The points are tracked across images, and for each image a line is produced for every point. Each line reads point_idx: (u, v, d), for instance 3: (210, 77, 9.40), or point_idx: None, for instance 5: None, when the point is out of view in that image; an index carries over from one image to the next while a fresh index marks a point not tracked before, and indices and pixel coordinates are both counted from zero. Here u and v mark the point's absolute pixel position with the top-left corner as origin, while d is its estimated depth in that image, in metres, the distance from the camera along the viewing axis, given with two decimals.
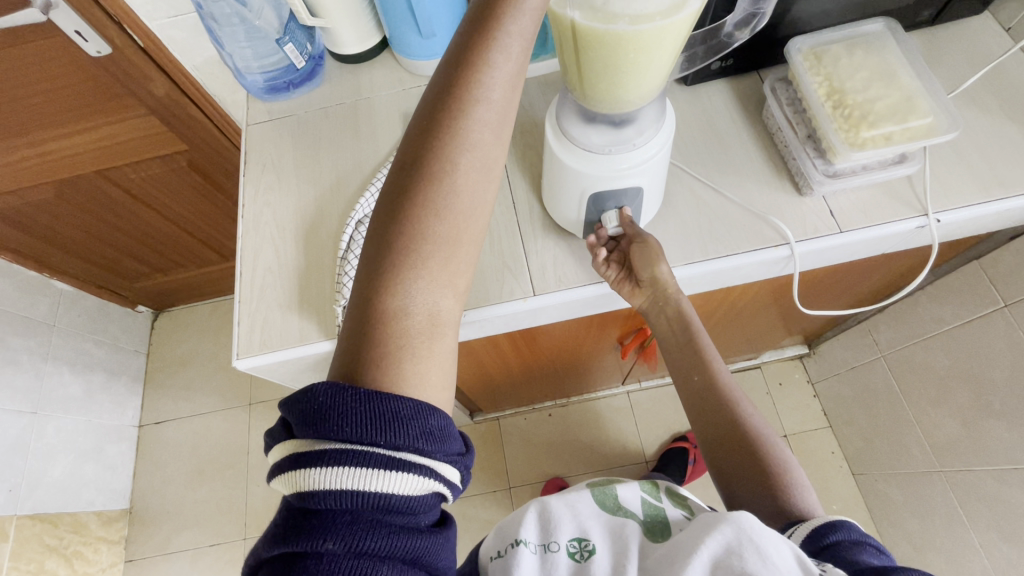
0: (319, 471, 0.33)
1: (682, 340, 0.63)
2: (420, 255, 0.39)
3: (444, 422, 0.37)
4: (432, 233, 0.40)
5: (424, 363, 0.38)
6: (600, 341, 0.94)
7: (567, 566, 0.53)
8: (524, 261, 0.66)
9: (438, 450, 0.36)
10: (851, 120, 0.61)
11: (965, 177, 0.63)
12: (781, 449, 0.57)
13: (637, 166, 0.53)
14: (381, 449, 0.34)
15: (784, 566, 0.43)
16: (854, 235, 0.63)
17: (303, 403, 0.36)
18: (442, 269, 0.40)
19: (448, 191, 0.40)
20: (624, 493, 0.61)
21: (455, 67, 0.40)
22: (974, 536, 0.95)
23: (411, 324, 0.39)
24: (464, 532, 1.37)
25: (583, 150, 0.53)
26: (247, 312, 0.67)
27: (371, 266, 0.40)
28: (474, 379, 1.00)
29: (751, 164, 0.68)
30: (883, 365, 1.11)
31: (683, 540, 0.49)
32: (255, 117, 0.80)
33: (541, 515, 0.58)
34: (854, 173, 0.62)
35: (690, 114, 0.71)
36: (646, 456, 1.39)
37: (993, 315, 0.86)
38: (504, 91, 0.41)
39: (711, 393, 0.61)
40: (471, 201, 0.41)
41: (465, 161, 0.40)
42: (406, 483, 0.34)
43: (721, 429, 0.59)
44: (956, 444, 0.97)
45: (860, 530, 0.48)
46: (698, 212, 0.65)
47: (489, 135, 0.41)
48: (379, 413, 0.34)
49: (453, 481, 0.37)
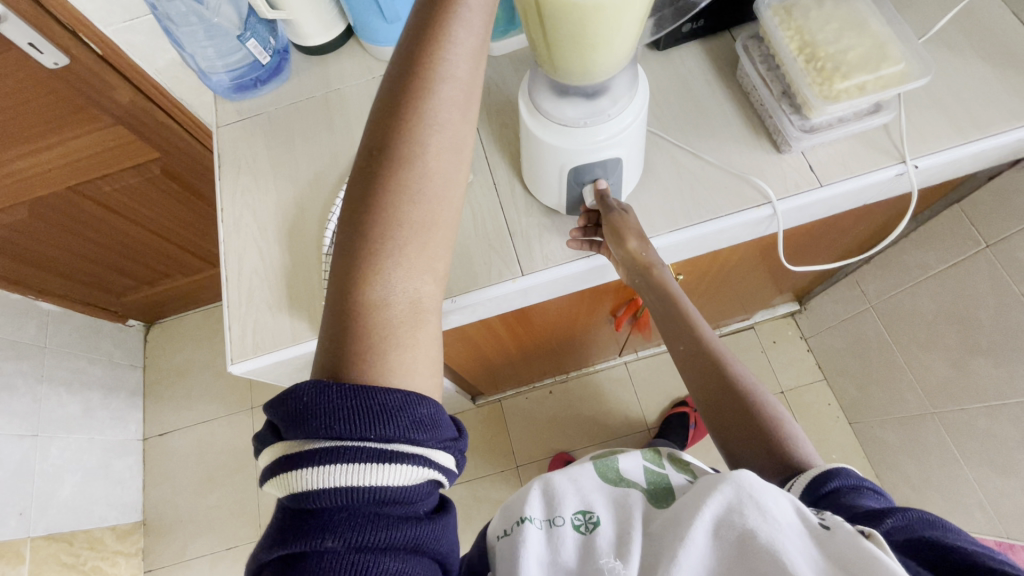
0: (311, 471, 0.33)
1: (664, 311, 0.64)
2: (394, 243, 0.39)
3: (433, 409, 0.37)
4: (407, 219, 0.39)
5: (411, 347, 0.39)
6: (594, 315, 0.95)
7: (574, 539, 0.54)
8: (511, 243, 0.66)
9: (430, 437, 0.36)
10: (824, 73, 0.59)
11: (941, 120, 0.64)
12: (772, 405, 0.58)
13: (614, 137, 0.53)
14: (372, 442, 0.34)
15: (782, 519, 0.44)
16: (834, 187, 0.63)
17: (288, 404, 0.36)
18: (420, 256, 0.40)
19: (420, 172, 0.39)
20: (626, 464, 0.63)
21: (414, 47, 0.39)
22: (968, 471, 0.98)
23: (394, 313, 0.39)
24: (476, 513, 1.40)
25: (559, 125, 0.53)
26: (237, 317, 0.67)
27: (347, 259, 0.39)
28: (474, 363, 1.02)
29: (728, 124, 0.67)
30: (872, 315, 1.13)
31: (685, 503, 0.50)
32: (225, 118, 0.79)
33: (545, 492, 0.59)
34: (831, 127, 0.62)
35: (665, 80, 0.71)
36: (649, 424, 1.42)
37: (976, 256, 0.84)
38: (468, 70, 0.40)
39: (700, 357, 0.62)
40: (444, 183, 0.40)
41: (434, 143, 0.40)
42: (401, 474, 0.34)
43: (714, 393, 0.60)
44: (944, 386, 0.99)
45: (856, 475, 0.50)
46: (679, 178, 0.66)
47: (457, 114, 0.40)
48: (367, 408, 0.35)
49: (448, 467, 0.38)
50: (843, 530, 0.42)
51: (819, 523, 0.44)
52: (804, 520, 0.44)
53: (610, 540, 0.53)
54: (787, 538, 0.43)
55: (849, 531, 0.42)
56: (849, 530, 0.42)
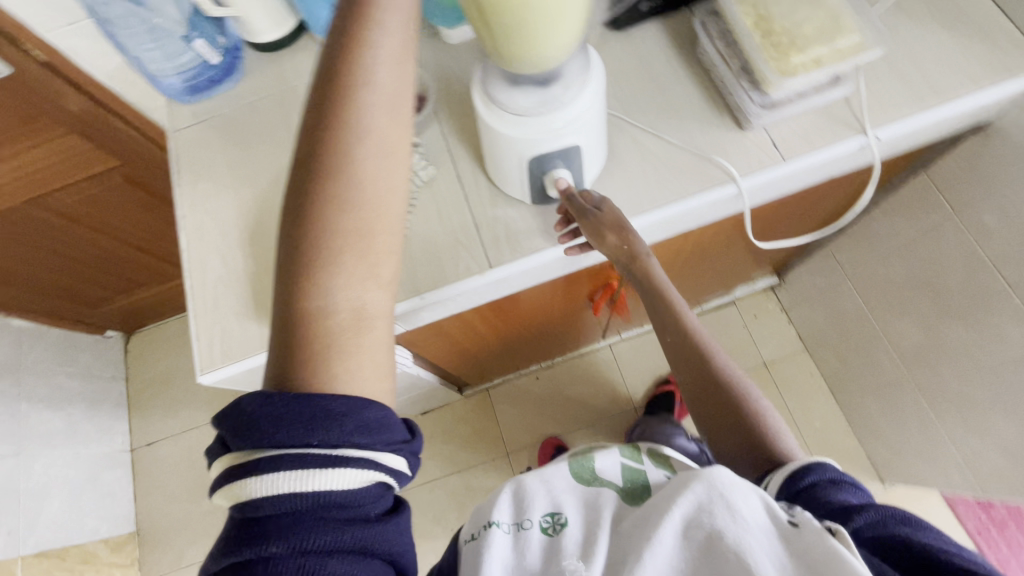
0: (255, 479, 0.34)
1: (651, 304, 0.67)
2: (331, 252, 0.38)
3: (381, 413, 0.37)
4: (343, 226, 0.38)
5: (356, 355, 0.38)
6: (571, 302, 0.95)
7: (539, 540, 0.54)
8: (477, 236, 0.65)
9: (378, 440, 0.37)
10: (781, 48, 0.60)
11: (901, 89, 0.63)
12: (754, 395, 0.62)
13: (570, 124, 0.52)
14: (315, 447, 0.35)
15: (750, 518, 0.45)
16: (796, 163, 0.63)
17: (232, 416, 0.36)
18: (360, 263, 0.39)
19: (352, 178, 0.39)
20: (602, 462, 0.64)
21: (335, 53, 0.39)
22: (944, 432, 1.00)
23: (337, 322, 0.38)
24: (470, 501, 1.41)
25: (514, 115, 0.52)
26: (203, 326, 0.65)
27: (287, 270, 0.39)
28: (455, 356, 1.02)
29: (691, 103, 0.67)
30: (848, 285, 1.14)
31: (657, 501, 0.51)
32: (179, 122, 0.77)
33: (515, 494, 0.60)
34: (789, 102, 0.62)
35: (625, 61, 0.70)
36: (636, 404, 1.44)
37: (944, 223, 0.85)
38: (393, 71, 0.39)
39: (686, 349, 0.65)
40: (381, 187, 0.40)
41: (364, 146, 0.39)
42: (346, 477, 0.35)
43: (699, 382, 0.64)
44: (918, 351, 1.01)
45: (837, 469, 0.52)
46: (643, 161, 0.65)
47: (386, 115, 0.39)
48: (309, 413, 0.35)
49: (399, 469, 0.38)
50: (810, 526, 0.44)
51: (788, 521, 0.45)
52: (774, 519, 0.46)
53: (576, 541, 0.53)
54: (756, 538, 0.44)
55: (815, 527, 0.44)
56: (815, 527, 0.43)
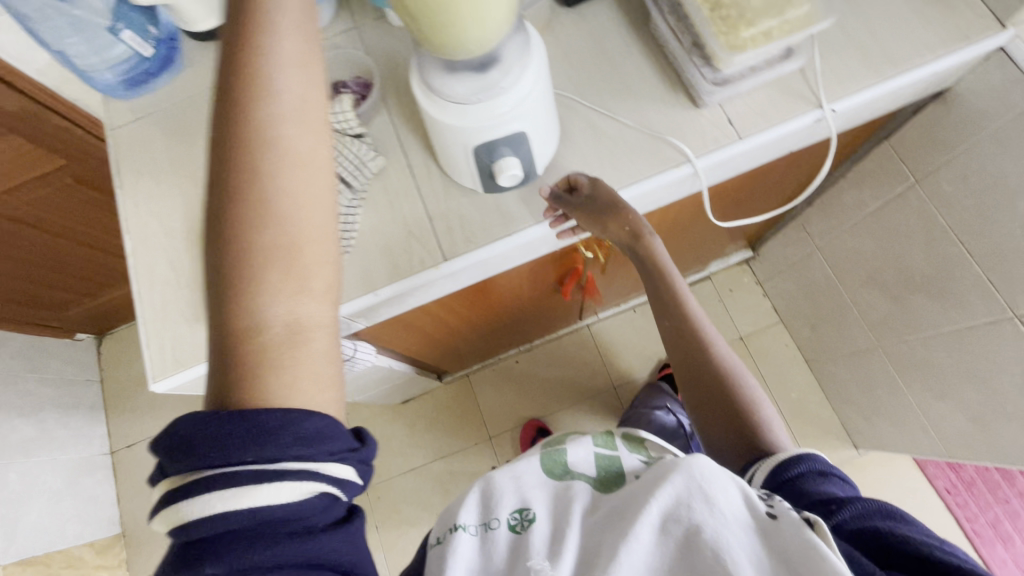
0: (190, 500, 0.33)
1: (653, 288, 0.72)
2: (259, 266, 0.38)
3: (321, 423, 0.36)
4: (268, 238, 0.38)
5: (295, 370, 0.37)
6: (540, 288, 0.94)
7: (506, 539, 0.54)
8: (430, 228, 0.63)
9: (319, 451, 0.35)
10: (729, 21, 0.57)
11: (856, 59, 0.62)
12: (748, 384, 0.67)
13: (511, 110, 0.50)
14: (255, 463, 0.34)
15: (727, 510, 0.45)
16: (752, 141, 0.61)
17: (165, 439, 0.35)
18: (291, 275, 0.38)
19: (272, 189, 0.38)
20: (574, 453, 0.63)
21: (235, 69, 0.39)
22: (912, 398, 1.02)
23: (271, 336, 0.37)
24: (455, 487, 1.42)
25: (453, 105, 0.50)
26: (153, 333, 0.64)
27: (217, 293, 0.38)
28: (427, 347, 1.01)
29: (645, 81, 0.65)
30: (818, 256, 1.14)
31: (636, 493, 0.50)
32: (117, 119, 0.73)
33: (484, 492, 0.59)
34: (742, 77, 0.60)
35: (577, 39, 0.67)
36: (615, 383, 1.45)
37: (907, 192, 0.85)
38: (298, 82, 0.40)
39: (685, 334, 0.70)
40: (304, 195, 0.39)
41: (277, 156, 0.38)
42: (283, 492, 0.33)
43: (696, 366, 0.68)
44: (886, 320, 1.02)
45: (826, 463, 0.56)
46: (597, 144, 0.63)
47: (296, 124, 0.39)
48: (242, 429, 0.34)
49: (346, 477, 0.37)
50: (788, 518, 0.44)
51: (766, 513, 0.46)
52: (753, 510, 0.46)
53: (544, 538, 0.52)
54: (731, 531, 0.44)
55: (793, 519, 0.44)
56: (794, 519, 0.44)
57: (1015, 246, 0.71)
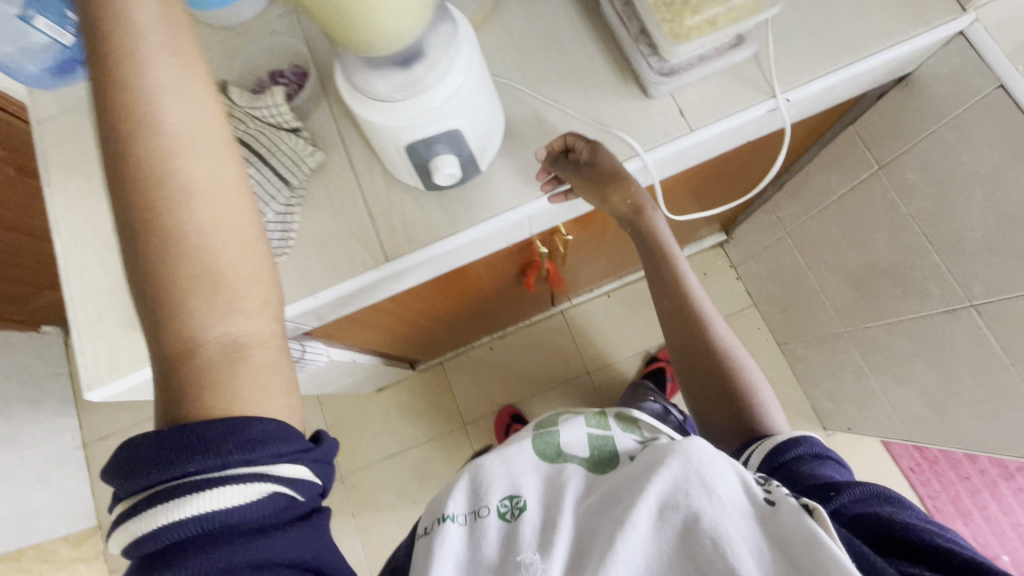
0: (139, 516, 0.34)
1: (652, 265, 0.67)
2: (182, 298, 0.37)
3: (266, 426, 0.36)
4: (185, 268, 0.37)
5: (232, 390, 0.37)
6: (503, 280, 0.92)
7: (497, 527, 0.53)
8: (372, 228, 0.61)
9: (265, 453, 0.36)
10: (674, 8, 0.55)
11: (812, 45, 0.59)
12: (748, 367, 0.63)
13: (437, 111, 0.47)
14: (201, 473, 0.34)
15: (726, 497, 0.44)
16: (704, 133, 0.59)
17: (116, 460, 0.35)
18: (219, 298, 0.38)
19: (181, 218, 0.37)
20: (567, 435, 0.62)
21: (107, 104, 0.37)
22: (875, 383, 1.03)
23: (203, 362, 0.37)
24: (430, 473, 1.43)
25: (376, 103, 0.47)
26: (87, 340, 0.61)
27: (151, 325, 0.37)
28: (390, 340, 1.00)
29: (595, 69, 0.62)
30: (788, 240, 1.13)
31: (631, 480, 0.49)
32: (44, 112, 0.69)
33: (473, 481, 0.59)
34: (691, 66, 0.57)
35: (525, 24, 0.64)
36: (589, 368, 1.45)
37: (871, 179, 0.83)
38: (183, 105, 0.38)
39: (684, 314, 0.65)
40: (215, 218, 0.38)
41: (178, 183, 0.37)
42: (230, 496, 0.34)
43: (694, 348, 0.64)
44: (851, 306, 1.01)
45: (822, 445, 0.55)
46: (544, 137, 0.61)
47: (193, 147, 0.38)
48: (185, 441, 0.34)
49: (298, 476, 0.37)
50: (786, 506, 0.43)
51: (764, 499, 0.45)
52: (751, 497, 0.45)
53: (534, 525, 0.52)
54: (730, 519, 0.43)
55: (792, 506, 0.43)
56: (793, 507, 0.43)
57: (973, 237, 0.70)
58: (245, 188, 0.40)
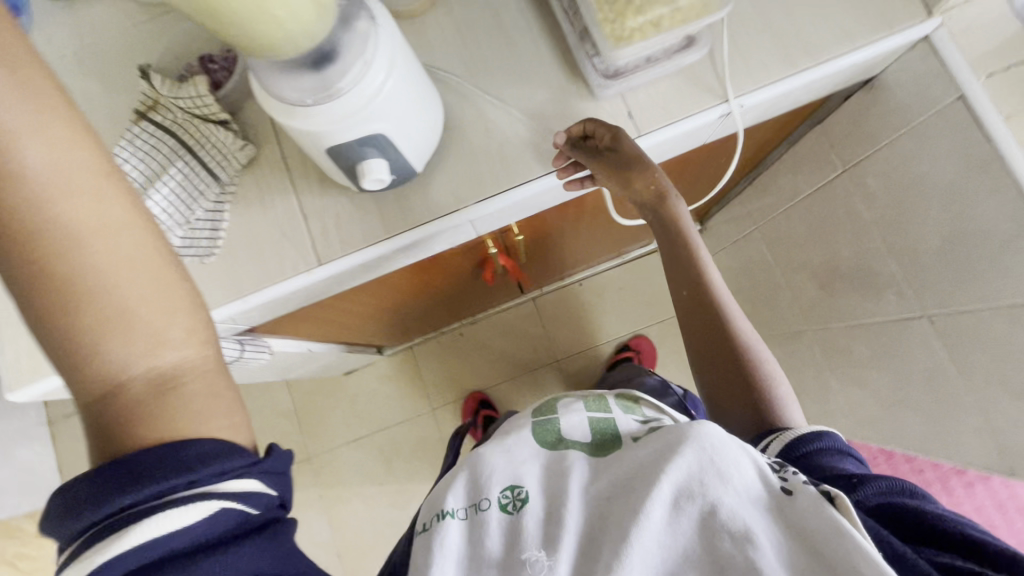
0: (74, 564, 0.31)
1: (671, 251, 0.64)
2: (90, 347, 0.34)
3: (205, 445, 0.35)
4: (90, 314, 0.34)
5: (166, 427, 0.35)
6: (462, 274, 0.90)
7: (499, 519, 0.49)
8: (304, 229, 0.58)
9: (207, 472, 0.34)
10: (617, 6, 0.49)
11: (770, 46, 0.56)
12: (768, 360, 0.61)
13: (347, 117, 0.43)
14: (142, 503, 0.32)
15: (743, 484, 0.42)
16: (649, 139, 0.57)
17: (49, 511, 0.33)
18: (137, 335, 0.35)
19: (73, 265, 0.34)
20: (569, 421, 0.59)
21: None
22: (833, 382, 1.03)
23: (123, 413, 0.35)
24: (397, 456, 1.44)
25: (281, 107, 0.43)
26: (6, 339, 0.59)
27: (70, 374, 0.35)
28: (348, 330, 0.98)
29: (542, 64, 0.58)
30: (757, 236, 1.11)
31: (644, 465, 0.46)
32: None
33: (472, 474, 0.54)
34: (638, 68, 0.55)
35: (472, 12, 0.60)
36: (558, 356, 1.44)
37: (835, 181, 0.81)
38: (44, 147, 0.33)
39: (703, 304, 0.63)
40: (113, 258, 0.35)
41: (60, 228, 0.33)
42: (169, 521, 0.32)
43: (713, 339, 0.62)
44: (813, 305, 1.01)
45: (842, 442, 0.52)
46: (486, 136, 0.58)
47: (74, 186, 0.34)
48: (118, 473, 0.32)
49: (249, 490, 0.35)
50: (805, 493, 0.40)
51: (781, 486, 0.42)
52: (767, 484, 0.42)
53: (536, 515, 0.48)
54: (746, 509, 0.40)
55: (812, 493, 0.40)
56: (810, 493, 0.40)
57: (928, 249, 0.68)
58: (144, 219, 0.37)
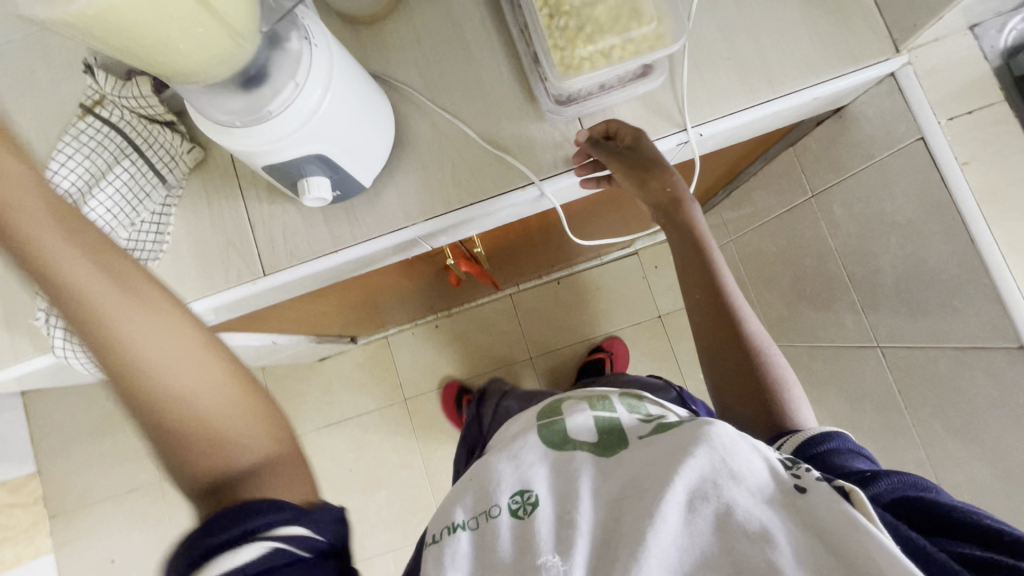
0: None
1: (684, 253, 0.60)
2: (185, 457, 0.38)
3: (263, 500, 0.37)
4: (181, 427, 0.38)
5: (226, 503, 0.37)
6: (428, 278, 0.89)
7: (509, 528, 0.41)
8: (250, 238, 0.58)
9: (263, 517, 0.35)
10: (567, 33, 0.47)
11: (732, 73, 0.55)
12: (780, 365, 0.55)
13: (280, 141, 0.42)
14: (209, 553, 0.34)
15: (757, 485, 0.37)
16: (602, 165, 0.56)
17: None
18: (219, 440, 0.38)
19: (160, 388, 0.38)
20: (574, 422, 0.50)
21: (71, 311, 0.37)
22: None
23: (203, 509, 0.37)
24: (368, 444, 1.45)
25: (214, 125, 0.42)
26: None
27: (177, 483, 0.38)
28: (313, 327, 0.97)
29: (500, 81, 0.57)
30: (731, 249, 1.11)
31: (653, 465, 0.41)
32: None
33: (482, 478, 0.46)
34: (591, 95, 0.53)
35: (432, 21, 0.58)
36: (532, 353, 1.45)
37: (804, 205, 0.81)
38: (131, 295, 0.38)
39: (714, 308, 0.58)
40: (193, 376, 0.39)
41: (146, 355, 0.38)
42: (228, 564, 0.33)
43: (724, 343, 0.57)
44: (780, 323, 1.01)
45: (853, 441, 0.49)
46: (440, 152, 0.57)
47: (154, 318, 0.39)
48: (190, 536, 0.35)
49: (301, 534, 0.36)
50: (821, 489, 0.36)
51: (794, 483, 0.37)
52: (779, 480, 0.37)
53: (552, 522, 0.40)
54: (764, 512, 0.35)
55: (826, 488, 0.36)
56: (826, 490, 0.36)
57: (886, 282, 0.68)
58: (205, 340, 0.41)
